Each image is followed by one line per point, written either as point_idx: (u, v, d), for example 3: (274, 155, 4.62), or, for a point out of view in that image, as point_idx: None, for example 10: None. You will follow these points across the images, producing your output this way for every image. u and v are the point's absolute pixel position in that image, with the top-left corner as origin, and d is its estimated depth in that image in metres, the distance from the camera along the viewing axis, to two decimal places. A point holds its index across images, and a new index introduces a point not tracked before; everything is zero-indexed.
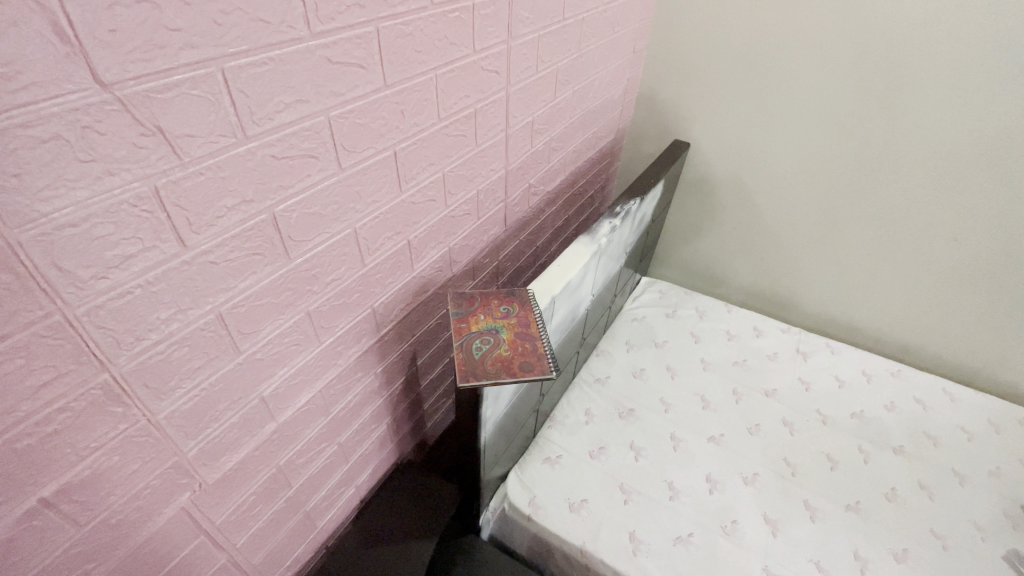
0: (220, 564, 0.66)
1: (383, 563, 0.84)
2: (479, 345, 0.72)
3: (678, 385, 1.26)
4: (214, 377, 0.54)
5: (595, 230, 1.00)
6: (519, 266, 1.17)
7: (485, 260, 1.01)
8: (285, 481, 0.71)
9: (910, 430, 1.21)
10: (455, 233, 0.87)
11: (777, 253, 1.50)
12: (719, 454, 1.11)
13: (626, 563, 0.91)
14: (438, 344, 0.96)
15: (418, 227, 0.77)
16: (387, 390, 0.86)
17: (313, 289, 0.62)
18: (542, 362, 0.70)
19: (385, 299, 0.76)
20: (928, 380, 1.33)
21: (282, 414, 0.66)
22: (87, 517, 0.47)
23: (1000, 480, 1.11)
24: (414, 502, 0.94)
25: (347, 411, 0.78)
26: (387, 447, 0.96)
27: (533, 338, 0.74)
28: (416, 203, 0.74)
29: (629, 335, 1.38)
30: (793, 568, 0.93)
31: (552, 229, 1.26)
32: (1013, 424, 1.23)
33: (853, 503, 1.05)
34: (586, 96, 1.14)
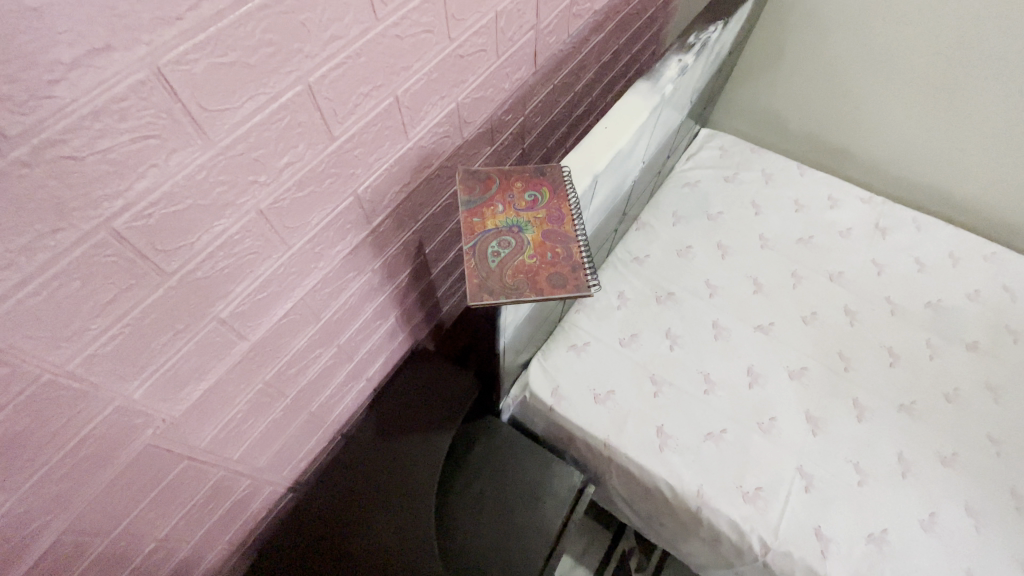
0: (219, 477, 0.61)
1: (398, 456, 0.81)
2: (496, 250, 0.55)
3: (729, 266, 1.09)
4: (141, 310, 0.41)
5: (659, 72, 0.74)
6: (553, 121, 0.92)
7: (507, 118, 0.77)
8: (278, 392, 0.63)
9: (989, 323, 1.05)
10: (466, 82, 0.63)
11: (880, 103, 1.18)
12: (766, 346, 1.00)
13: (651, 459, 0.87)
14: (450, 227, 0.79)
15: (411, 77, 0.54)
16: (391, 286, 0.73)
17: (260, 179, 0.44)
18: (579, 274, 0.54)
19: (373, 182, 0.57)
20: None
21: (255, 332, 0.54)
22: (14, 481, 0.39)
23: None
24: (430, 393, 0.86)
25: (342, 314, 0.66)
26: (399, 338, 0.86)
27: (568, 240, 0.56)
28: (404, 39, 0.50)
29: (677, 204, 1.17)
30: (830, 469, 0.87)
31: (598, 68, 0.97)
32: None
33: (908, 404, 0.95)
34: None
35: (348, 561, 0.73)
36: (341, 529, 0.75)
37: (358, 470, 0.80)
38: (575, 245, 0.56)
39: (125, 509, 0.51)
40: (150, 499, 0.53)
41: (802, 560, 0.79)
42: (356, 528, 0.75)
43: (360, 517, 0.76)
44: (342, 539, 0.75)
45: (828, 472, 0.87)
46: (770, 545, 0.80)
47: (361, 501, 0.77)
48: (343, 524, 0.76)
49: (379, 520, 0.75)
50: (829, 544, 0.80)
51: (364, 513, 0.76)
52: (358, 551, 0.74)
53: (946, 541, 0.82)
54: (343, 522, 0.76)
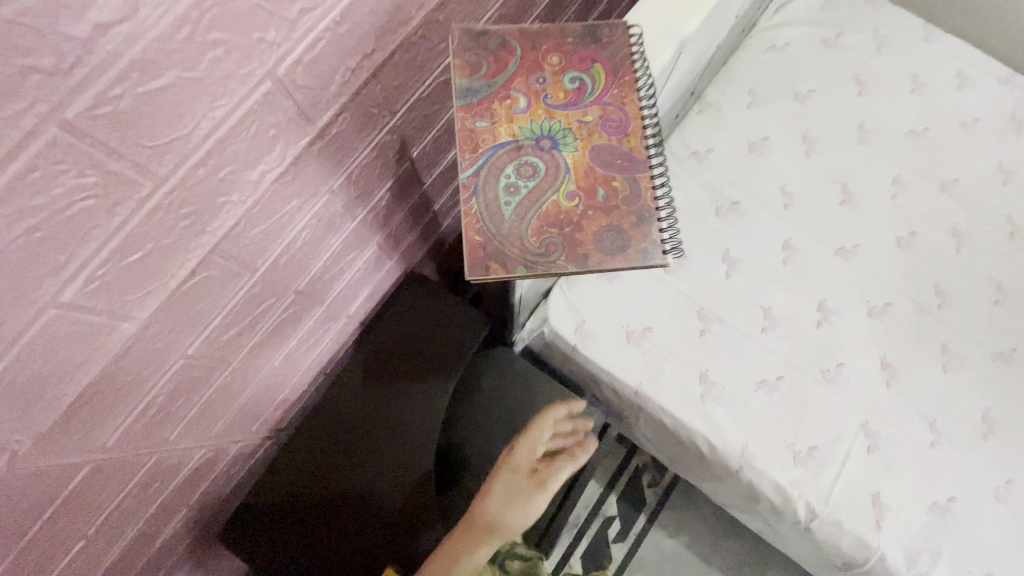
0: (255, 391, 0.58)
1: (396, 396, 0.73)
2: (511, 184, 0.45)
3: (812, 167, 0.90)
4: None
5: None
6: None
7: None
8: (313, 300, 0.56)
9: None
10: None
11: None
12: (849, 273, 0.85)
13: (690, 411, 0.75)
14: (447, 119, 0.59)
15: None
16: (410, 187, 0.60)
17: (268, 36, 0.35)
18: (650, 233, 0.43)
19: (399, 46, 0.46)
20: None
21: (280, 239, 0.46)
22: (44, 402, 0.36)
23: None
24: (433, 324, 0.76)
25: (376, 213, 0.56)
26: (431, 236, 0.75)
27: (633, 168, 0.45)
28: None
29: (755, 78, 0.95)
30: (901, 427, 0.77)
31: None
32: None
33: (1008, 352, 0.82)
34: None
35: (342, 514, 0.67)
36: (329, 480, 0.69)
37: (354, 412, 0.72)
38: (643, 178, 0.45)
39: (170, 426, 0.47)
40: (188, 424, 0.50)
41: (852, 529, 0.71)
42: (346, 481, 0.69)
43: (351, 467, 0.69)
44: (330, 492, 0.68)
45: (896, 430, 0.77)
46: (818, 512, 0.72)
47: (350, 452, 0.70)
48: (334, 474, 0.69)
49: (371, 474, 0.69)
50: (886, 513, 0.73)
51: (353, 463, 0.70)
52: (351, 504, 0.67)
53: (1019, 509, 0.75)
54: (330, 474, 0.69)
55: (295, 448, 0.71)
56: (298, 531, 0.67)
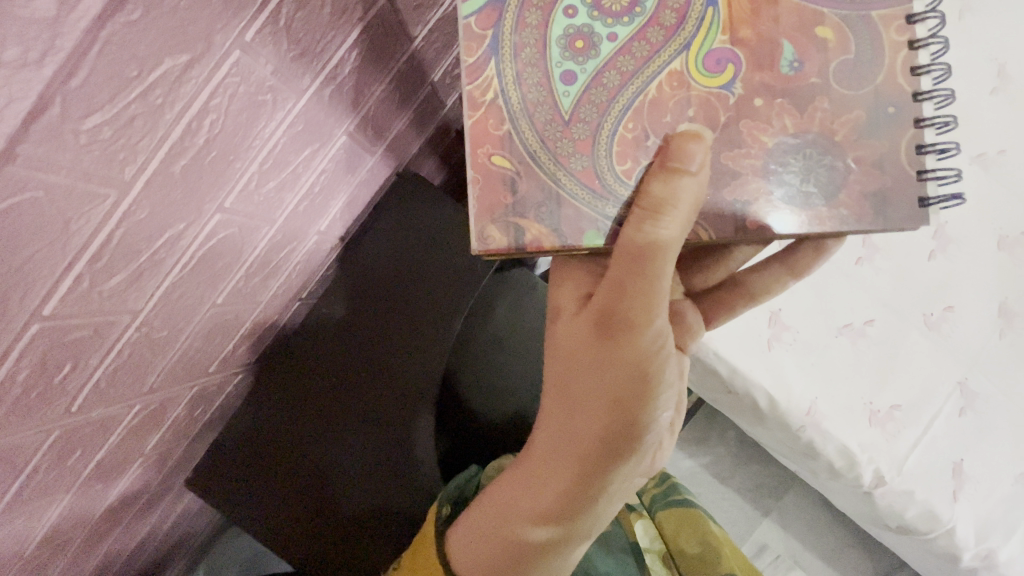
0: (192, 338, 0.43)
1: (389, 329, 0.59)
2: (575, 32, 0.33)
3: (959, 38, 0.66)
4: None
5: None
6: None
7: None
8: (252, 221, 0.39)
9: None
10: None
11: None
12: (983, 188, 0.65)
13: (749, 360, 0.62)
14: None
15: None
16: (382, 43, 0.38)
17: None
18: (901, 160, 0.33)
19: None
20: None
21: (160, 134, 0.27)
22: None
23: None
24: (438, 246, 0.60)
25: (337, 89, 0.37)
26: (432, 123, 0.56)
27: (871, 3, 0.34)
28: None
29: None
30: (1009, 389, 0.62)
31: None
32: None
33: None
34: None
35: (322, 465, 0.56)
36: (308, 425, 0.57)
37: (340, 346, 0.59)
38: (894, 38, 0.33)
39: (60, 401, 0.34)
40: (93, 392, 0.36)
41: (923, 501, 0.60)
42: (333, 435, 0.56)
43: (342, 416, 0.57)
44: (315, 447, 0.56)
45: (1001, 391, 0.62)
46: (886, 480, 0.60)
47: (339, 399, 0.57)
48: (320, 424, 0.57)
49: (363, 422, 0.56)
50: (965, 484, 0.61)
51: (336, 406, 0.57)
52: (331, 454, 0.56)
53: None
54: (316, 426, 0.57)
55: (277, 389, 0.59)
56: (277, 490, 0.56)
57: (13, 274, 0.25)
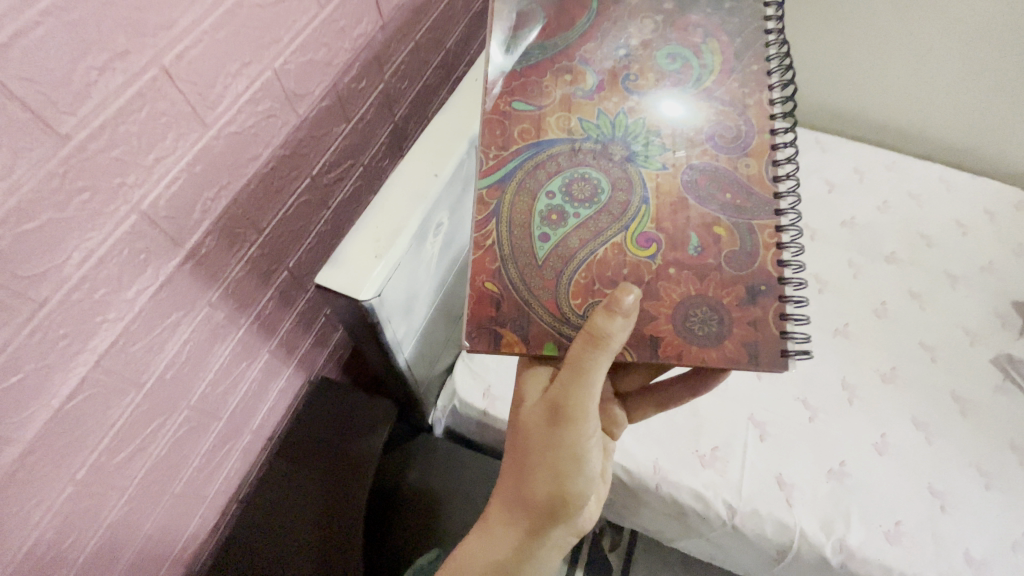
0: (157, 521, 0.56)
1: (316, 497, 0.69)
2: (553, 210, 0.54)
3: None
4: (36, 342, 0.37)
5: None
6: (427, 84, 0.84)
7: (361, 87, 0.66)
8: (210, 413, 0.58)
9: (903, 232, 1.16)
10: (331, 66, 0.59)
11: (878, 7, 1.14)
12: None
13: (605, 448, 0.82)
14: (315, 229, 0.65)
15: (279, 51, 0.51)
16: (284, 293, 0.64)
17: (129, 179, 0.40)
18: (770, 324, 0.51)
19: (249, 186, 0.52)
20: (924, 172, 1.25)
21: (165, 354, 0.49)
22: None
23: (992, 275, 1.13)
24: (346, 420, 0.75)
25: (261, 323, 0.62)
26: (334, 339, 0.81)
27: (752, 216, 0.54)
28: (264, 8, 0.48)
29: None
30: (781, 412, 0.89)
31: (469, 18, 0.92)
32: (1008, 209, 1.21)
33: (843, 328, 1.02)
34: None
35: None
36: None
37: (277, 525, 0.68)
38: (766, 240, 0.53)
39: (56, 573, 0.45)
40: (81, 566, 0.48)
41: (769, 514, 0.79)
42: None
43: None
44: None
45: (780, 413, 0.89)
46: (736, 507, 0.79)
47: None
48: None
49: None
50: (793, 491, 0.80)
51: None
52: None
53: (900, 457, 0.87)
54: None
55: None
56: None
57: (67, 446, 0.42)
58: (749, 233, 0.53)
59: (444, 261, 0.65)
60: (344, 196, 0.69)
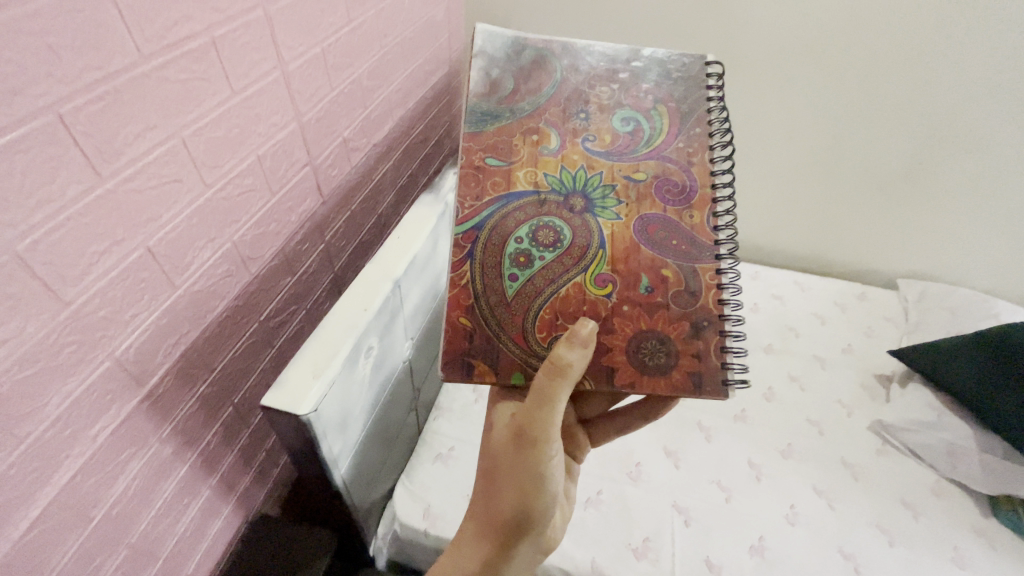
0: None
1: None
2: (520, 252, 0.64)
3: None
4: (9, 478, 0.43)
5: (438, 184, 0.90)
6: (362, 240, 1.01)
7: (305, 246, 0.82)
8: (148, 551, 0.61)
9: (776, 328, 1.40)
10: (280, 232, 0.75)
11: (775, 137, 1.37)
12: None
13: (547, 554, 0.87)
14: (261, 366, 0.74)
15: (239, 226, 0.66)
16: (229, 426, 0.70)
17: (110, 331, 0.50)
18: (713, 356, 0.63)
19: (205, 332, 0.62)
20: (782, 277, 1.55)
21: (115, 488, 0.54)
22: None
23: (853, 354, 1.36)
24: (282, 558, 0.75)
25: (206, 457, 0.67)
26: (275, 472, 0.84)
27: (695, 261, 0.65)
28: (229, 197, 0.63)
29: None
30: (699, 496, 0.99)
31: (396, 189, 1.14)
32: (852, 301, 1.50)
33: (742, 413, 1.17)
34: (397, 19, 1.00)
35: None
36: None
37: None
38: (707, 281, 0.65)
39: None
40: None
41: None
42: None
43: None
44: None
45: (699, 498, 0.99)
46: None
47: None
48: None
49: None
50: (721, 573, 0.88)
51: None
52: None
53: (809, 527, 0.97)
54: None
55: None
56: None
57: None
58: (693, 276, 0.65)
59: (376, 381, 0.75)
60: (288, 336, 0.80)
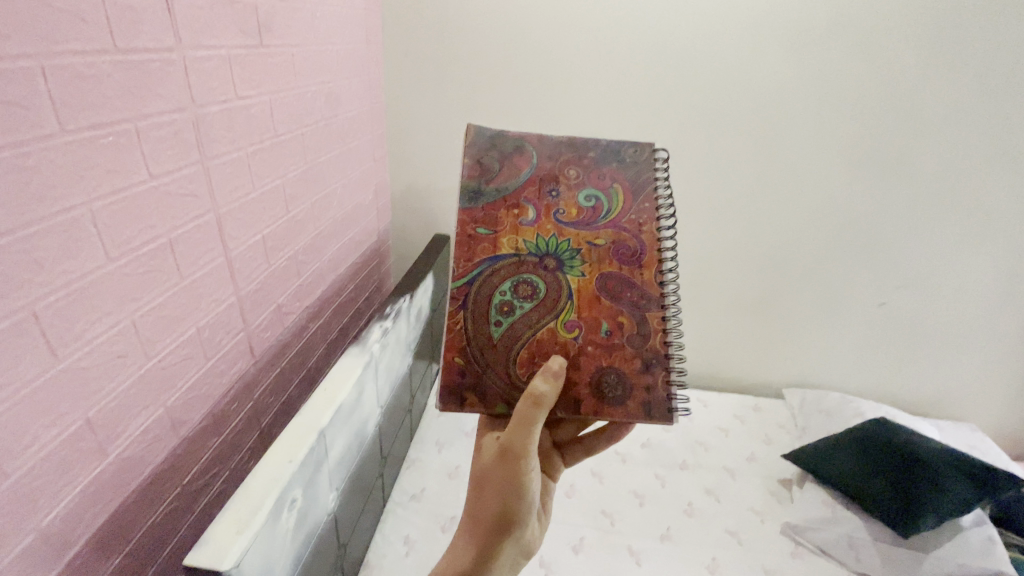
0: None
1: None
2: (504, 302, 0.80)
3: None
4: None
5: (365, 337, 1.02)
6: (289, 394, 1.07)
7: (235, 405, 0.88)
8: None
9: (687, 443, 1.53)
10: (212, 394, 0.81)
11: (716, 231, 1.56)
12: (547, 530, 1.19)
13: None
14: (179, 532, 0.75)
15: (175, 391, 0.73)
16: None
17: (38, 503, 0.54)
18: (659, 390, 0.78)
19: (128, 499, 0.65)
20: (687, 396, 1.73)
21: None
22: None
23: (757, 462, 1.50)
24: None
25: None
26: None
27: (646, 309, 0.81)
28: (167, 367, 0.71)
29: (438, 434, 1.42)
30: None
31: (325, 344, 1.24)
32: (749, 412, 1.69)
33: (667, 532, 1.24)
34: (329, 204, 1.20)
35: None
36: None
37: None
38: (654, 326, 0.81)
39: None
40: None
41: None
42: None
43: None
44: None
45: None
46: None
47: None
48: None
49: None
50: None
51: None
52: None
53: None
54: None
55: None
56: None
57: None
58: (643, 323, 0.81)
59: (299, 535, 0.77)
60: (209, 498, 0.82)
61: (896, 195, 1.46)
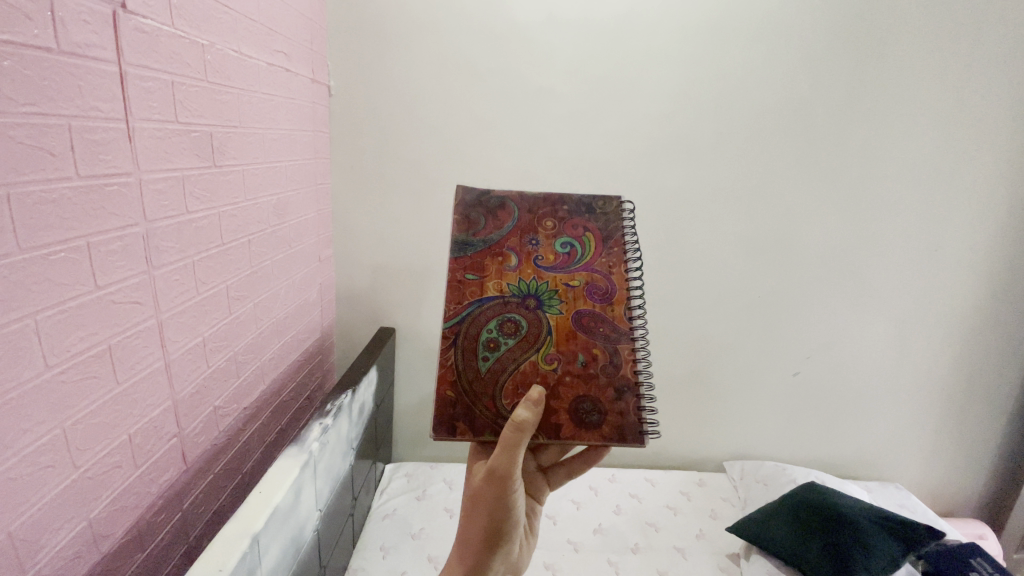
0: None
1: None
2: (491, 339, 0.90)
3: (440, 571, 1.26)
4: None
5: (304, 437, 1.01)
6: (220, 505, 1.03)
7: (162, 516, 0.85)
8: None
9: (637, 525, 1.54)
10: (140, 504, 0.79)
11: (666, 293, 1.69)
12: None
13: None
14: None
15: (100, 502, 0.71)
16: None
17: None
18: (630, 415, 0.87)
19: None
20: (634, 477, 1.75)
21: None
22: None
23: (705, 539, 1.52)
24: None
25: None
26: None
27: (617, 340, 0.91)
28: (95, 476, 0.70)
29: (382, 538, 1.36)
30: None
31: (262, 447, 1.21)
32: (694, 488, 1.74)
33: None
34: (272, 304, 1.24)
35: None
36: None
37: None
38: (625, 357, 0.90)
39: None
40: None
41: None
42: None
43: None
44: None
45: None
46: None
47: None
48: None
49: None
50: None
51: None
52: None
53: None
54: None
55: None
56: None
57: None
58: (614, 355, 0.90)
59: None
60: None
61: (813, 255, 1.66)
